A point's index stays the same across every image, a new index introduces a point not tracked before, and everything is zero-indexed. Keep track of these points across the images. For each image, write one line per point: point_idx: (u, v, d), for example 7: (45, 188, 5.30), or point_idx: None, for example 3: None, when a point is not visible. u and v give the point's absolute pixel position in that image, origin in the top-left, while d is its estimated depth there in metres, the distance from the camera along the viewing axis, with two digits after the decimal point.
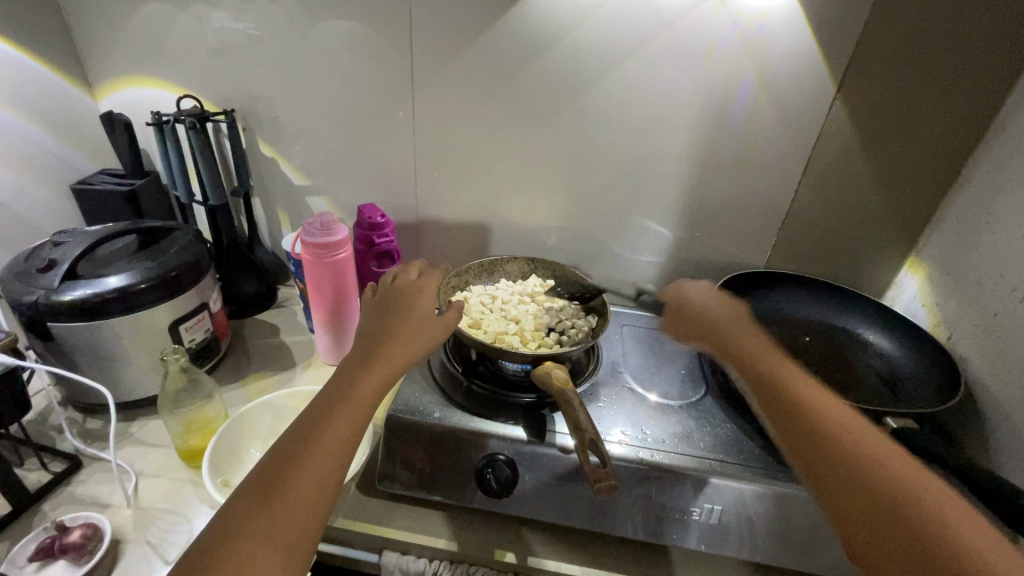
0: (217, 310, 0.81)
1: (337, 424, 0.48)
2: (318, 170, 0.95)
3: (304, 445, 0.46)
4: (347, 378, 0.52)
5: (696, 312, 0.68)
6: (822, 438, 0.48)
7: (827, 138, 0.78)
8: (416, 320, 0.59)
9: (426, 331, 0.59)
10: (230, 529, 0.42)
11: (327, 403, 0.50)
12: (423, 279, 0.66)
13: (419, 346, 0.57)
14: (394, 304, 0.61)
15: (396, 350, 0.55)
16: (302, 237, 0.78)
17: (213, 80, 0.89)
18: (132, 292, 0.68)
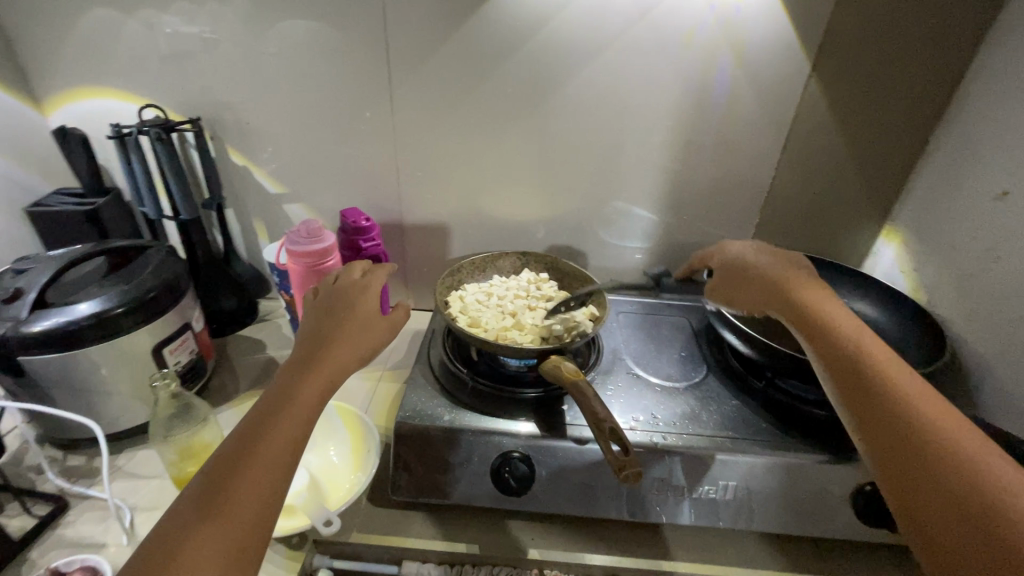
0: (200, 330, 0.77)
1: (277, 431, 0.44)
2: (294, 177, 0.91)
3: (245, 448, 0.42)
4: (286, 385, 0.48)
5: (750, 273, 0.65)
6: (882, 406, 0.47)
7: (804, 114, 0.80)
8: (359, 319, 0.56)
9: (371, 330, 0.55)
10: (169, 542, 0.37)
11: (269, 405, 0.46)
12: (370, 278, 0.62)
13: (364, 347, 0.53)
14: (335, 304, 0.57)
15: (338, 352, 0.52)
16: (288, 246, 0.75)
17: (175, 87, 0.84)
18: (109, 317, 0.63)
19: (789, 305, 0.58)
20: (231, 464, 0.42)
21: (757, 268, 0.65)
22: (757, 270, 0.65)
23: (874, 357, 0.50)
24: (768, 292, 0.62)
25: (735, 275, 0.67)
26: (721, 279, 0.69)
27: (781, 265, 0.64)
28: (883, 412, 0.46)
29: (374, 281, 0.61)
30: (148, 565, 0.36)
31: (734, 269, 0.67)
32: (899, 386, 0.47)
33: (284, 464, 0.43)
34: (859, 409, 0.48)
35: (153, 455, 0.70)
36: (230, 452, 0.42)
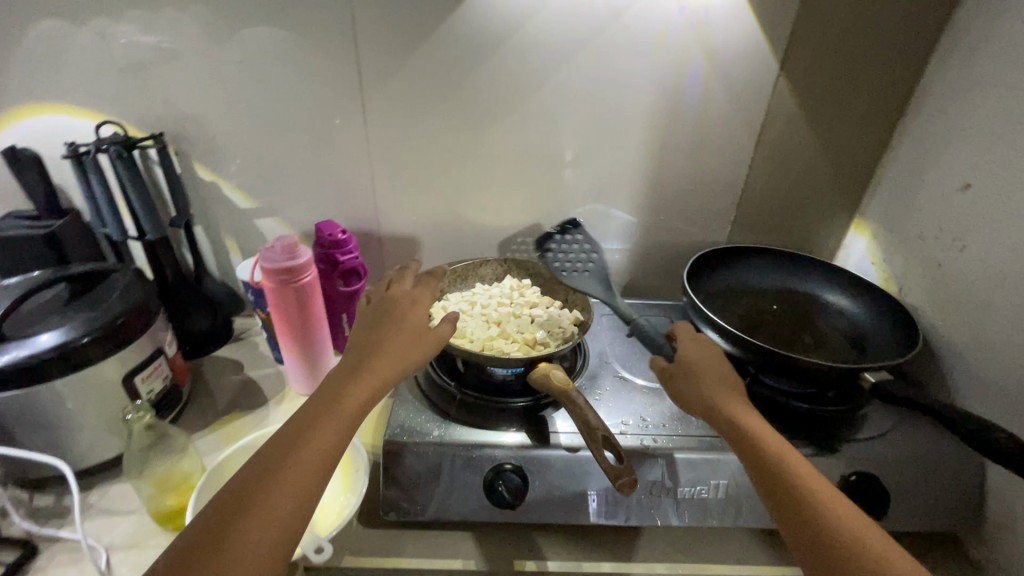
0: (173, 354, 0.74)
1: (317, 438, 0.47)
2: (265, 190, 0.89)
3: (289, 448, 0.46)
4: (331, 392, 0.51)
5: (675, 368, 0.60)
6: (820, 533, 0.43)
7: (775, 113, 0.82)
8: (407, 333, 0.58)
9: (417, 345, 0.57)
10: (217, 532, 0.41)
11: (312, 414, 0.49)
12: (419, 289, 0.64)
13: (409, 361, 0.56)
14: (384, 314, 0.59)
15: (384, 362, 0.54)
16: (262, 264, 0.72)
17: (134, 101, 0.81)
18: (74, 347, 0.60)
19: (734, 432, 0.51)
20: (275, 461, 0.45)
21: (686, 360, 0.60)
22: (706, 376, 0.58)
23: (798, 472, 0.46)
24: (710, 410, 0.55)
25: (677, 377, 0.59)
26: (666, 377, 0.60)
27: (728, 379, 0.58)
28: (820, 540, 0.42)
29: (424, 293, 0.63)
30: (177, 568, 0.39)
31: (678, 371, 0.59)
32: (826, 503, 0.44)
33: (321, 468, 0.46)
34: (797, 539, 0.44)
35: (128, 489, 0.66)
36: (272, 455, 0.46)
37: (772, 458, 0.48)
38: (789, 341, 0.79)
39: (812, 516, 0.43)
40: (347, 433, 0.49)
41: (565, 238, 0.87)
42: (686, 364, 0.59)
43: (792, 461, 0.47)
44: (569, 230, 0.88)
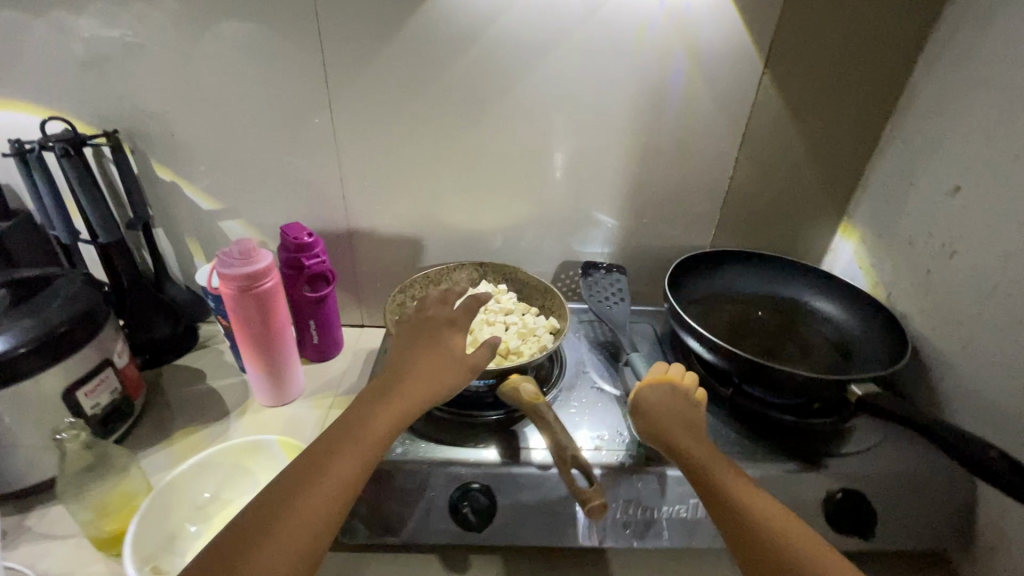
0: (124, 365, 0.70)
1: (344, 460, 0.47)
2: (229, 191, 0.84)
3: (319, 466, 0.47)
4: (359, 413, 0.51)
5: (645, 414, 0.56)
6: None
7: (760, 113, 0.79)
8: (439, 356, 0.56)
9: (448, 371, 0.55)
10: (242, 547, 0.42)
11: (342, 432, 0.49)
12: (457, 308, 0.60)
13: (441, 386, 0.55)
14: (420, 335, 0.57)
15: (413, 385, 0.54)
16: (218, 270, 0.68)
17: (87, 97, 0.76)
18: (8, 359, 0.56)
19: (705, 482, 0.50)
20: (303, 482, 0.45)
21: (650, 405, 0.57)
22: (673, 421, 0.55)
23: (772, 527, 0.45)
24: (689, 469, 0.52)
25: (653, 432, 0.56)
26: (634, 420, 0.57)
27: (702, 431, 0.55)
28: None
29: (465, 313, 0.59)
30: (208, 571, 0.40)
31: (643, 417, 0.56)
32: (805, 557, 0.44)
33: (341, 496, 0.46)
34: None
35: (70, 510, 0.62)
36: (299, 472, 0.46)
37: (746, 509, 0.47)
38: (775, 350, 0.76)
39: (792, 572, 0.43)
40: (371, 461, 0.49)
41: (595, 272, 0.89)
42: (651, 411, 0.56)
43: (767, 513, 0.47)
44: (618, 274, 0.88)
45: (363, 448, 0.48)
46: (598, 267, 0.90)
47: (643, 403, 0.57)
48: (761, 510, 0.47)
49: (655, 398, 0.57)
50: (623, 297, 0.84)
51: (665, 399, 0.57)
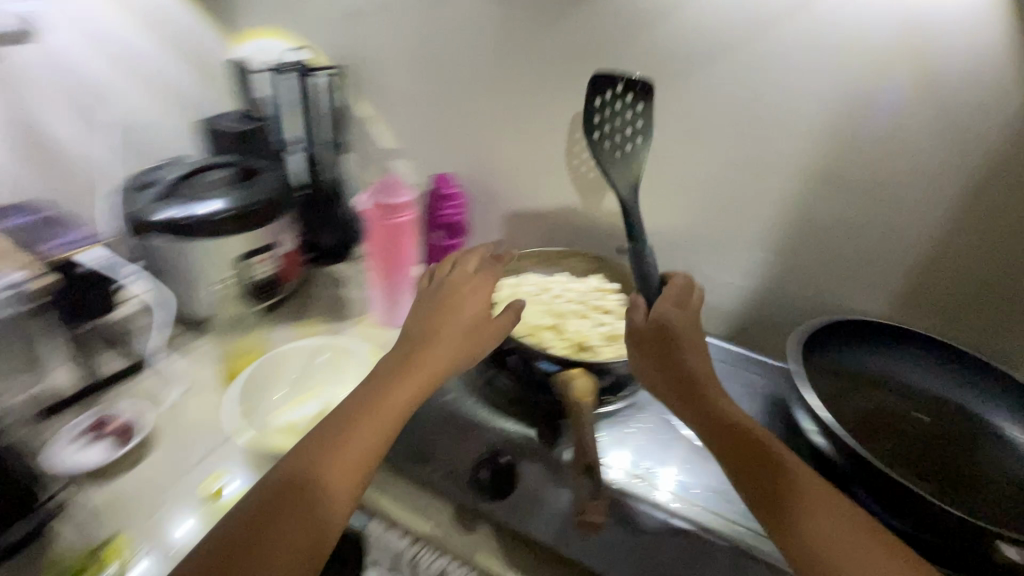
0: (288, 251, 0.85)
1: (361, 433, 0.49)
2: (405, 135, 0.95)
3: (333, 442, 0.48)
4: (378, 387, 0.53)
5: (644, 323, 0.57)
6: (764, 473, 0.46)
7: (1004, 167, 0.61)
8: (462, 326, 0.58)
9: (472, 339, 0.58)
10: (262, 520, 0.44)
11: (359, 405, 0.51)
12: (482, 274, 0.64)
13: (461, 355, 0.57)
14: (445, 303, 0.60)
15: (431, 354, 0.55)
16: (369, 197, 0.81)
17: (327, 35, 0.92)
18: (212, 219, 0.73)
19: (683, 383, 0.53)
20: (318, 458, 0.47)
21: (657, 311, 0.57)
22: (684, 340, 0.55)
23: (743, 423, 0.49)
24: (683, 383, 0.53)
25: (645, 354, 0.56)
26: (637, 332, 0.56)
27: (700, 355, 0.55)
28: (771, 480, 0.45)
29: (486, 284, 0.63)
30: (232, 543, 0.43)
31: (651, 331, 0.56)
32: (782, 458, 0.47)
33: (359, 469, 0.47)
34: (750, 480, 0.46)
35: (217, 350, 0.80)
36: (318, 450, 0.48)
37: (715, 406, 0.51)
38: (926, 467, 0.58)
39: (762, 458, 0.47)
40: (388, 433, 0.50)
41: (602, 94, 0.66)
42: (657, 314, 0.57)
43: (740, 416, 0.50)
44: (641, 93, 0.65)
45: (380, 425, 0.50)
46: (615, 86, 0.65)
47: (664, 321, 0.56)
48: (724, 401, 0.52)
49: (659, 309, 0.57)
50: (636, 151, 0.66)
51: (669, 310, 0.57)
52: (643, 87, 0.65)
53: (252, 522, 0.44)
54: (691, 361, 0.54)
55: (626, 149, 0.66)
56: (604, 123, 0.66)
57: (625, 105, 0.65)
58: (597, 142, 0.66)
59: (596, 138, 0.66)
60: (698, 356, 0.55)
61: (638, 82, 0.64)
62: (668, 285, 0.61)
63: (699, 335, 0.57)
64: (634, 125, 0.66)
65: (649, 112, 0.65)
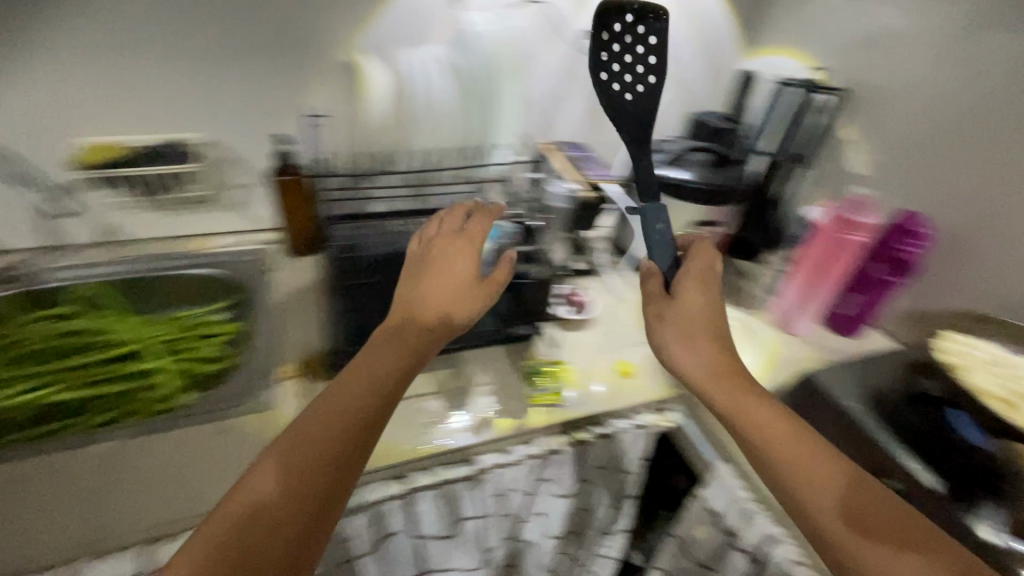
0: (727, 233, 1.00)
1: (349, 393, 0.52)
2: (879, 166, 0.95)
3: (328, 404, 0.51)
4: (377, 355, 0.57)
5: (655, 300, 0.66)
6: (823, 484, 0.50)
7: None
8: (457, 285, 0.65)
9: (471, 297, 0.65)
10: (280, 479, 0.46)
11: (348, 376, 0.54)
12: (472, 227, 0.70)
13: (468, 304, 0.64)
14: (427, 262, 0.67)
15: (439, 298, 0.64)
16: (829, 210, 0.87)
17: (843, 62, 0.99)
18: (686, 185, 0.93)
19: (737, 409, 0.57)
20: (316, 423, 0.49)
21: (683, 303, 0.64)
22: (689, 319, 0.63)
23: (778, 439, 0.54)
24: (718, 400, 0.59)
25: (674, 308, 0.64)
26: (654, 316, 0.65)
27: (712, 306, 0.65)
28: (828, 486, 0.50)
29: (480, 223, 0.71)
30: (241, 510, 0.44)
31: (660, 300, 0.66)
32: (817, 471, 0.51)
33: (362, 429, 0.50)
34: (810, 491, 0.50)
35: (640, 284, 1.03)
36: (310, 420, 0.50)
37: (750, 422, 0.56)
38: None
39: (807, 474, 0.51)
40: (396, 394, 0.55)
41: (613, 30, 0.77)
42: (683, 305, 0.64)
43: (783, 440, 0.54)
44: (648, 20, 0.76)
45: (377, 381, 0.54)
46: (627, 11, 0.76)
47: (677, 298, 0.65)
48: (757, 413, 0.56)
49: (677, 287, 0.65)
50: (651, 87, 0.76)
51: (685, 261, 0.68)
52: (654, 15, 0.76)
53: (272, 481, 0.46)
54: (723, 380, 0.59)
55: (637, 91, 0.76)
56: (611, 62, 0.76)
57: (634, 37, 0.77)
58: (609, 88, 0.76)
59: (606, 80, 0.76)
60: (707, 305, 0.64)
61: (654, 17, 0.76)
62: (689, 249, 0.70)
63: (716, 331, 0.63)
64: (646, 44, 0.76)
65: (661, 38, 0.76)
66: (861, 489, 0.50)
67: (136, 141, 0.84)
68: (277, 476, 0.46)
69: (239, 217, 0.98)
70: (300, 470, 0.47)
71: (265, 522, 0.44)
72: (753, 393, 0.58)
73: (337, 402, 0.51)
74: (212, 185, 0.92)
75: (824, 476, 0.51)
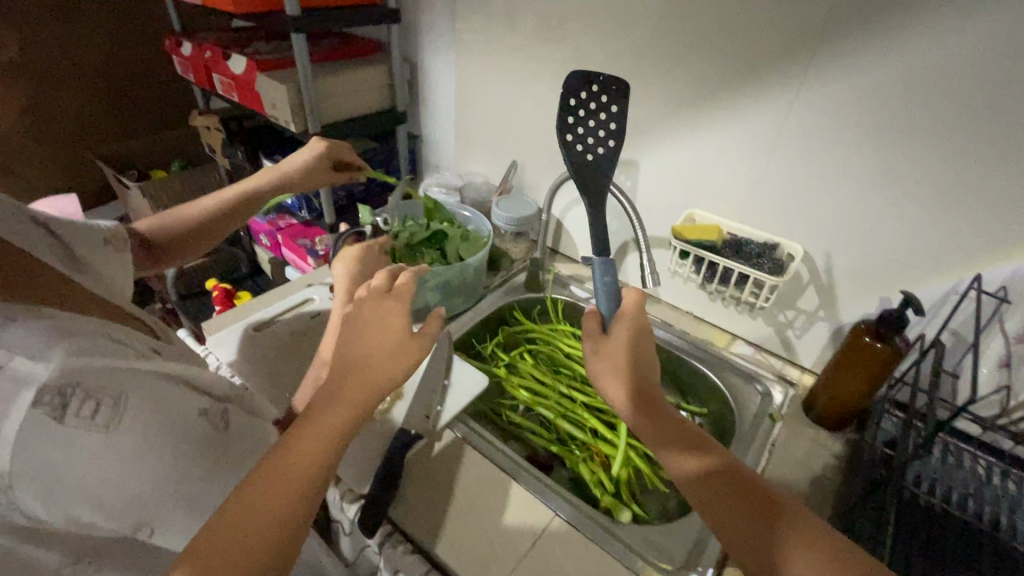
0: None
1: (325, 420, 0.44)
2: None
3: (299, 432, 0.43)
4: (343, 367, 0.47)
5: (598, 351, 0.58)
6: (725, 484, 0.48)
7: None
8: (389, 322, 0.50)
9: (397, 358, 0.49)
10: (238, 527, 0.37)
11: (326, 394, 0.45)
12: (403, 283, 0.55)
13: (388, 336, 0.49)
14: (356, 316, 0.50)
15: (369, 332, 0.49)
16: None
17: None
18: None
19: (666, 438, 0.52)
20: (283, 455, 0.41)
21: (613, 351, 0.58)
22: (620, 363, 0.57)
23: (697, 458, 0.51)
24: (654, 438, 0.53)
25: (599, 343, 0.59)
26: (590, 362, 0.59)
27: (645, 354, 0.58)
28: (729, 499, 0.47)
29: (405, 284, 0.54)
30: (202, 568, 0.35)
31: (601, 351, 0.58)
32: (723, 472, 0.49)
33: (327, 445, 0.43)
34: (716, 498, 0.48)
35: None
36: (281, 456, 0.41)
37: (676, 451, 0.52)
38: None
39: (722, 480, 0.48)
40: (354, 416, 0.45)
41: (578, 97, 0.69)
42: (611, 352, 0.58)
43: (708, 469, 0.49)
44: (618, 95, 0.69)
45: (337, 414, 0.44)
46: (594, 80, 0.69)
47: (614, 347, 0.58)
48: (679, 435, 0.53)
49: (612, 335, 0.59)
50: (609, 150, 0.69)
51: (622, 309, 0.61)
52: (620, 87, 0.68)
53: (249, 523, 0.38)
54: (651, 427, 0.53)
55: (600, 151, 0.69)
56: (580, 123, 0.69)
57: (598, 105, 0.69)
58: (572, 151, 0.69)
59: (570, 141, 0.68)
60: (642, 353, 0.58)
61: (613, 82, 0.68)
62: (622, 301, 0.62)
63: (642, 368, 0.57)
64: (607, 127, 0.69)
65: (624, 111, 0.69)
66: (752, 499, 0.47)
67: (741, 232, 0.82)
68: (327, 420, 0.44)
69: (783, 343, 0.85)
70: (319, 429, 0.43)
71: (268, 489, 0.40)
72: (661, 412, 0.54)
73: (300, 429, 0.43)
74: (779, 301, 0.83)
75: (731, 478, 0.49)
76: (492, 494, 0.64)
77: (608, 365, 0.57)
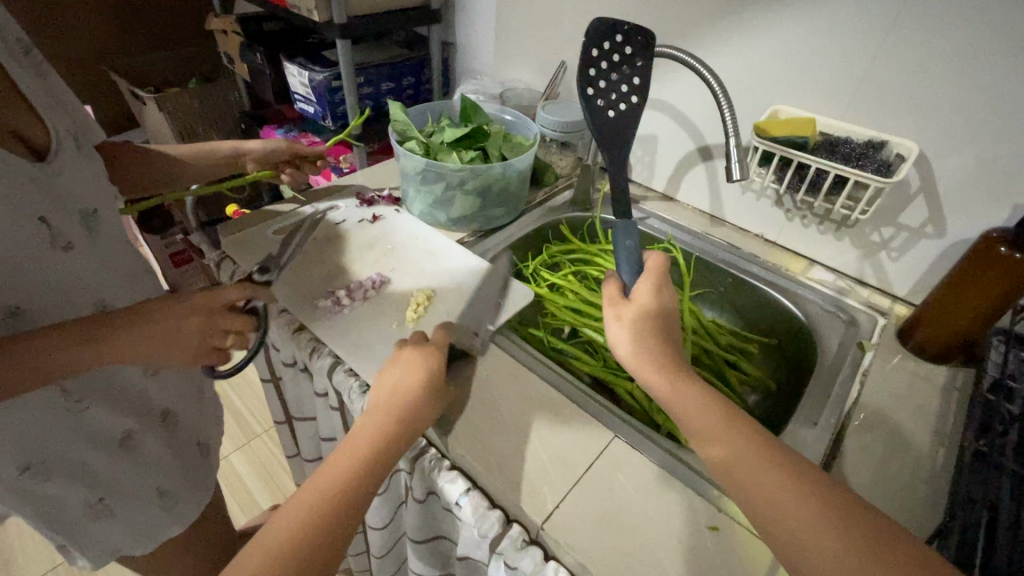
0: None
1: (340, 466, 0.44)
2: None
3: (318, 482, 0.43)
4: (369, 417, 0.48)
5: (627, 316, 0.51)
6: (762, 467, 0.39)
7: None
8: (413, 370, 0.52)
9: (421, 405, 0.50)
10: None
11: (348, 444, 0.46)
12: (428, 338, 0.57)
13: (413, 386, 0.50)
14: (392, 365, 0.53)
15: (393, 383, 0.50)
16: None
17: None
18: None
19: (693, 411, 0.44)
20: (297, 508, 0.41)
21: (638, 319, 0.51)
22: (648, 331, 0.50)
23: (727, 431, 0.41)
24: (682, 415, 0.44)
25: (622, 309, 0.52)
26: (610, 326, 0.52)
27: (672, 326, 0.51)
28: (770, 489, 0.38)
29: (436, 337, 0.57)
30: None
31: (624, 313, 0.52)
32: (758, 452, 0.40)
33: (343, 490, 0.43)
34: (752, 482, 0.39)
35: None
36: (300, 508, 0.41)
37: (701, 426, 0.43)
38: None
39: (754, 461, 0.39)
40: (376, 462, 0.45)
41: (599, 47, 0.59)
42: (638, 320, 0.51)
43: (742, 445, 0.40)
44: (643, 48, 0.59)
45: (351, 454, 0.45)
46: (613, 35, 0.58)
47: (641, 310, 0.51)
48: (705, 407, 0.43)
49: (637, 299, 0.53)
50: (631, 108, 0.60)
51: (645, 272, 0.56)
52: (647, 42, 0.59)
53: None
54: (678, 400, 0.45)
55: (620, 108, 0.60)
56: (601, 78, 0.59)
57: (622, 58, 0.60)
58: (592, 106, 0.60)
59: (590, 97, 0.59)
60: (668, 325, 0.51)
61: (638, 31, 0.58)
62: (648, 270, 0.56)
63: (667, 339, 0.49)
64: (630, 82, 0.60)
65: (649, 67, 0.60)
66: (794, 492, 0.37)
67: (832, 129, 0.69)
68: (335, 471, 0.44)
69: (872, 268, 0.74)
70: (335, 476, 0.43)
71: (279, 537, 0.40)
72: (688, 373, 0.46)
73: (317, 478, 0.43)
74: (876, 216, 0.71)
75: (769, 464, 0.39)
76: (541, 414, 0.56)
77: (634, 329, 0.50)
